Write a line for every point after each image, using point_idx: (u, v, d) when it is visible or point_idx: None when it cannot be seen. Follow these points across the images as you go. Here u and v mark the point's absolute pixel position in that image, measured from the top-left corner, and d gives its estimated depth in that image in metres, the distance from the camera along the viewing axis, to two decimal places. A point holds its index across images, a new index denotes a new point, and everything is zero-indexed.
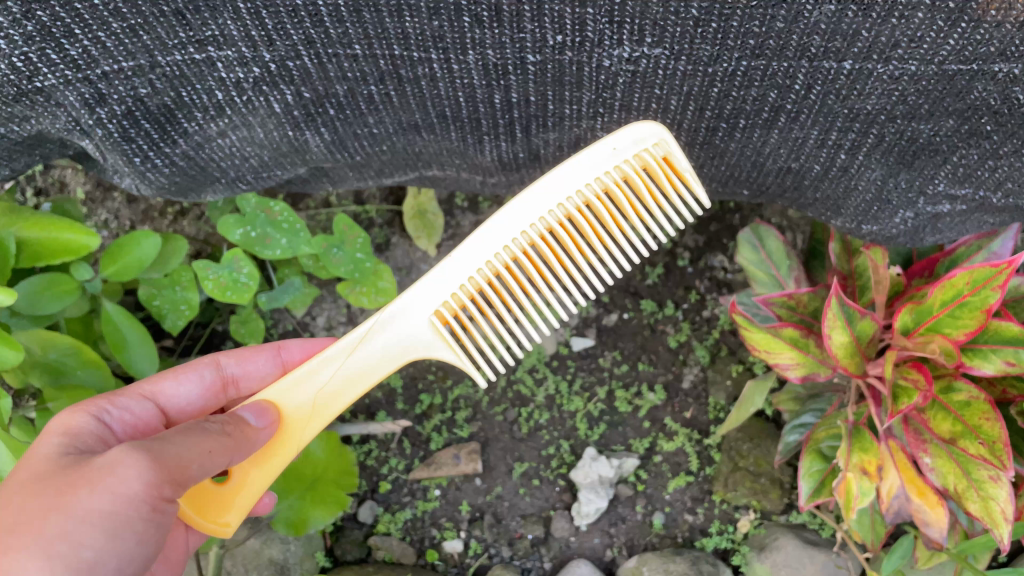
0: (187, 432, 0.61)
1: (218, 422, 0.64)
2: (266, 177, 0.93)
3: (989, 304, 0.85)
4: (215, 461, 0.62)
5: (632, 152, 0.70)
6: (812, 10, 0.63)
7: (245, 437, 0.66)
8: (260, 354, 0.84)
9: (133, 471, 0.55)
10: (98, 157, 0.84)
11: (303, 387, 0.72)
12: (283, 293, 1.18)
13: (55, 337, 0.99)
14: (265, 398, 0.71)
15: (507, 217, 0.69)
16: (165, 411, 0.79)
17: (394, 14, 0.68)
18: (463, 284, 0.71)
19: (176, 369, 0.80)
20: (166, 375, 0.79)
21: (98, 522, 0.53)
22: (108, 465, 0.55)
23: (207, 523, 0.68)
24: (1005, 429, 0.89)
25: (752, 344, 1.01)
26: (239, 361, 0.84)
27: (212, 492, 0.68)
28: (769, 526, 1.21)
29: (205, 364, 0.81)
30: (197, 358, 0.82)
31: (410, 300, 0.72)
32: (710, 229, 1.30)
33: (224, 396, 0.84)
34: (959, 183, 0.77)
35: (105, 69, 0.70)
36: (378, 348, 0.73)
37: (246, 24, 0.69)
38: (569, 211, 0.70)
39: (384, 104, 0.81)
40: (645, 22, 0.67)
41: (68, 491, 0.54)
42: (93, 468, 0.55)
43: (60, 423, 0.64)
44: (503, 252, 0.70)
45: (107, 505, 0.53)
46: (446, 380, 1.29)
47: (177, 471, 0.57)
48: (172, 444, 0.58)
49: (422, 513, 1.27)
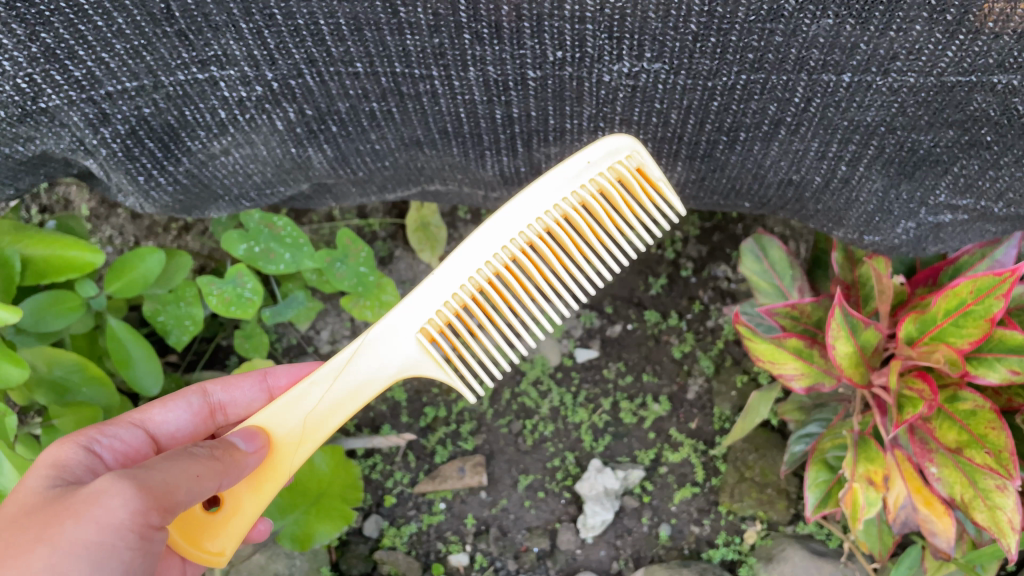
0: (173, 458, 0.61)
1: (206, 446, 0.65)
2: (269, 195, 0.94)
3: (992, 313, 0.85)
4: (202, 488, 0.62)
5: (606, 165, 0.71)
6: (810, 24, 0.64)
7: (235, 462, 0.66)
8: (246, 380, 0.85)
9: (118, 499, 0.55)
10: (102, 176, 0.84)
11: (291, 411, 0.72)
12: (287, 308, 1.19)
13: (60, 354, 1.00)
14: (255, 423, 0.71)
15: (487, 232, 0.69)
16: (155, 438, 0.77)
17: (396, 32, 0.68)
18: (448, 300, 0.71)
19: (163, 399, 0.80)
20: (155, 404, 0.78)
21: (83, 552, 0.53)
22: (94, 494, 0.55)
23: (202, 553, 0.68)
24: (1012, 438, 0.89)
25: (756, 355, 1.01)
26: (226, 390, 0.84)
27: (203, 521, 0.68)
28: (775, 537, 1.20)
29: (193, 393, 0.81)
30: (183, 388, 0.82)
31: (394, 320, 0.72)
32: (713, 240, 1.30)
33: (212, 423, 0.84)
34: (960, 193, 0.77)
35: (109, 90, 0.71)
36: (364, 368, 0.73)
37: (249, 43, 0.69)
38: (548, 224, 0.70)
39: (386, 120, 0.81)
40: (644, 37, 0.67)
41: (53, 523, 0.54)
42: (81, 498, 0.55)
43: (49, 455, 0.64)
44: (486, 268, 0.71)
45: (93, 535, 0.53)
46: (451, 393, 1.29)
47: (164, 497, 0.57)
48: (158, 470, 0.59)
49: (427, 527, 1.27)
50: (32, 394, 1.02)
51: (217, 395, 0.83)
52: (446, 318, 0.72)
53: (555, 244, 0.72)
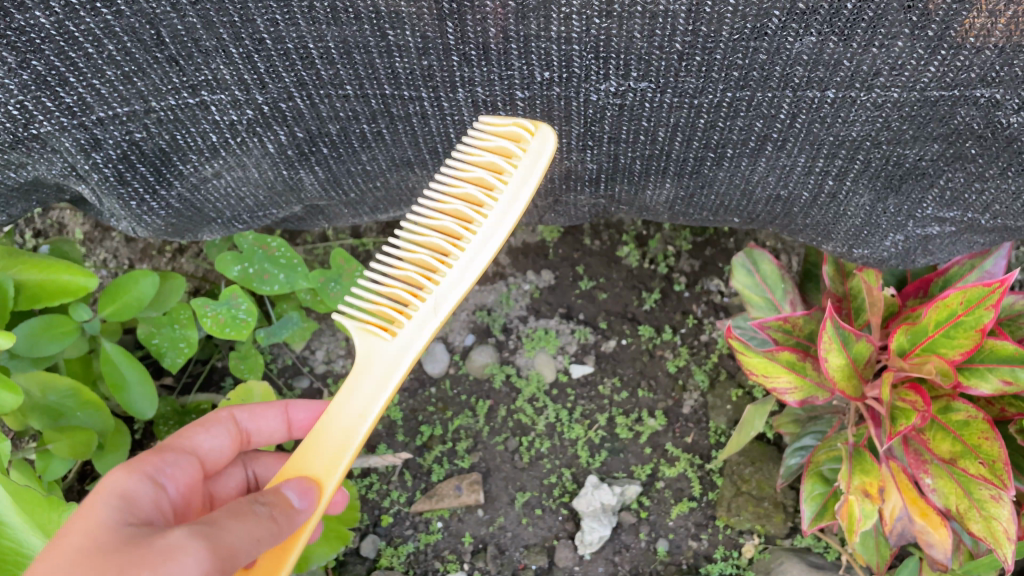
0: (238, 516, 0.56)
1: (264, 504, 0.59)
2: (261, 217, 0.94)
3: (983, 323, 0.86)
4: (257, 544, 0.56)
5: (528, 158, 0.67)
6: (793, 42, 0.64)
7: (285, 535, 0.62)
8: (271, 410, 0.83)
9: (194, 558, 0.50)
10: (94, 201, 0.85)
11: (302, 468, 0.67)
12: (282, 329, 1.19)
13: (54, 379, 1.00)
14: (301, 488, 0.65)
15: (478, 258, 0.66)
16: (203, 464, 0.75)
17: (384, 54, 0.69)
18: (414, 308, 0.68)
19: (193, 424, 0.76)
20: (195, 429, 0.76)
21: None
22: (170, 548, 0.51)
23: None
24: (1005, 449, 0.89)
25: (750, 369, 1.01)
26: (252, 417, 0.82)
27: None
28: (773, 551, 1.21)
29: (224, 418, 0.79)
30: (211, 414, 0.79)
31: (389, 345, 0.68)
32: (705, 254, 1.31)
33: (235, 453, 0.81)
34: (947, 206, 0.78)
35: (100, 115, 0.71)
36: (360, 393, 0.68)
37: (239, 68, 0.70)
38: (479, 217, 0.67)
39: (376, 141, 0.81)
40: (630, 57, 0.68)
41: (130, 569, 0.49)
42: (154, 550, 0.51)
43: (120, 484, 0.60)
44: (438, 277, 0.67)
45: None
46: (447, 411, 1.30)
47: (228, 559, 0.53)
48: (228, 530, 0.54)
49: (425, 546, 1.26)
50: (26, 420, 1.01)
51: (244, 422, 0.81)
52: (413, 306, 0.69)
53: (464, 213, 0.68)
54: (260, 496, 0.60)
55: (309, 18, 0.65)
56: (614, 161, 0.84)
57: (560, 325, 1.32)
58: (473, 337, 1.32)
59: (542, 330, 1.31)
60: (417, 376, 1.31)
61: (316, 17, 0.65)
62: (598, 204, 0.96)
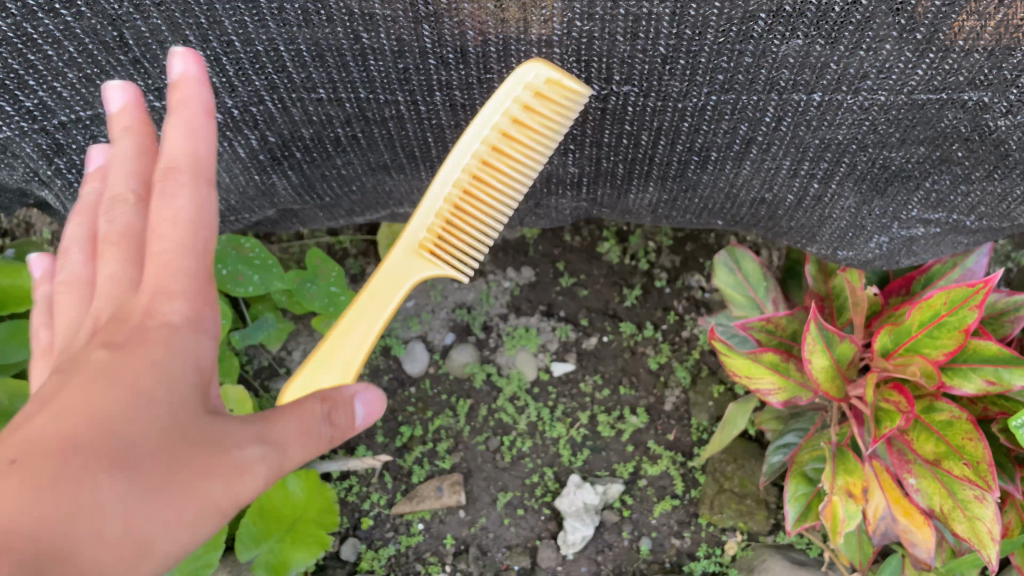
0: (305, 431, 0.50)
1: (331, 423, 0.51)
2: (234, 221, 0.92)
3: (966, 324, 0.85)
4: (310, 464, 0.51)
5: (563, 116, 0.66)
6: (779, 45, 0.63)
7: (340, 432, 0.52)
8: None
9: (258, 472, 0.47)
10: (59, 206, 0.82)
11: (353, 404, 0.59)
12: (258, 331, 1.15)
13: (22, 387, 0.96)
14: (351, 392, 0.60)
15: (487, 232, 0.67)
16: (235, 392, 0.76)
17: (359, 58, 0.67)
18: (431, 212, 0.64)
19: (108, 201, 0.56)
20: (182, 186, 0.52)
21: (207, 517, 0.45)
22: (240, 460, 0.46)
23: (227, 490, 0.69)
24: (989, 450, 0.89)
25: (733, 370, 1.00)
26: None
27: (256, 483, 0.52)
28: (756, 548, 1.23)
29: None
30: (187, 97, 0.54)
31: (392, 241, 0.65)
32: (686, 250, 1.31)
33: None
34: (932, 208, 0.77)
35: (62, 119, 0.68)
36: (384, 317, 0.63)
37: (206, 71, 0.67)
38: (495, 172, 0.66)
39: (352, 146, 0.79)
40: (612, 60, 0.66)
41: (183, 475, 0.44)
42: (222, 458, 0.46)
43: (173, 339, 0.48)
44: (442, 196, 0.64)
45: (221, 507, 0.45)
46: (427, 412, 1.29)
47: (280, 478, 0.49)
48: (292, 446, 0.49)
49: (406, 548, 1.26)
50: None
51: None
52: (440, 227, 0.65)
53: (491, 166, 0.65)
54: (332, 413, 0.52)
55: (279, 20, 0.63)
56: (597, 163, 0.82)
57: (541, 323, 1.31)
58: (453, 335, 1.31)
59: (523, 327, 1.30)
60: (396, 375, 1.29)
61: (286, 19, 0.63)
62: (580, 203, 0.93)
